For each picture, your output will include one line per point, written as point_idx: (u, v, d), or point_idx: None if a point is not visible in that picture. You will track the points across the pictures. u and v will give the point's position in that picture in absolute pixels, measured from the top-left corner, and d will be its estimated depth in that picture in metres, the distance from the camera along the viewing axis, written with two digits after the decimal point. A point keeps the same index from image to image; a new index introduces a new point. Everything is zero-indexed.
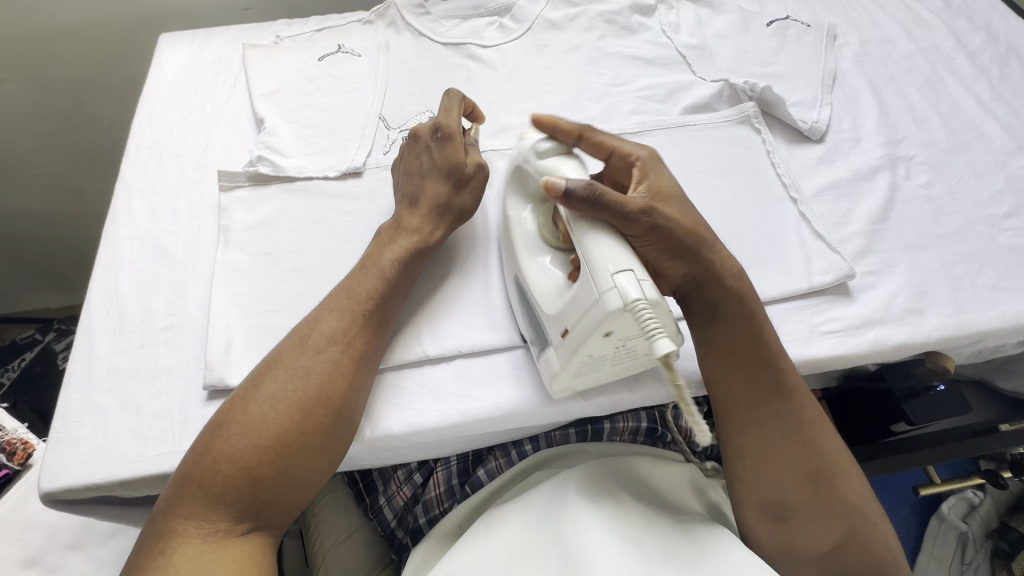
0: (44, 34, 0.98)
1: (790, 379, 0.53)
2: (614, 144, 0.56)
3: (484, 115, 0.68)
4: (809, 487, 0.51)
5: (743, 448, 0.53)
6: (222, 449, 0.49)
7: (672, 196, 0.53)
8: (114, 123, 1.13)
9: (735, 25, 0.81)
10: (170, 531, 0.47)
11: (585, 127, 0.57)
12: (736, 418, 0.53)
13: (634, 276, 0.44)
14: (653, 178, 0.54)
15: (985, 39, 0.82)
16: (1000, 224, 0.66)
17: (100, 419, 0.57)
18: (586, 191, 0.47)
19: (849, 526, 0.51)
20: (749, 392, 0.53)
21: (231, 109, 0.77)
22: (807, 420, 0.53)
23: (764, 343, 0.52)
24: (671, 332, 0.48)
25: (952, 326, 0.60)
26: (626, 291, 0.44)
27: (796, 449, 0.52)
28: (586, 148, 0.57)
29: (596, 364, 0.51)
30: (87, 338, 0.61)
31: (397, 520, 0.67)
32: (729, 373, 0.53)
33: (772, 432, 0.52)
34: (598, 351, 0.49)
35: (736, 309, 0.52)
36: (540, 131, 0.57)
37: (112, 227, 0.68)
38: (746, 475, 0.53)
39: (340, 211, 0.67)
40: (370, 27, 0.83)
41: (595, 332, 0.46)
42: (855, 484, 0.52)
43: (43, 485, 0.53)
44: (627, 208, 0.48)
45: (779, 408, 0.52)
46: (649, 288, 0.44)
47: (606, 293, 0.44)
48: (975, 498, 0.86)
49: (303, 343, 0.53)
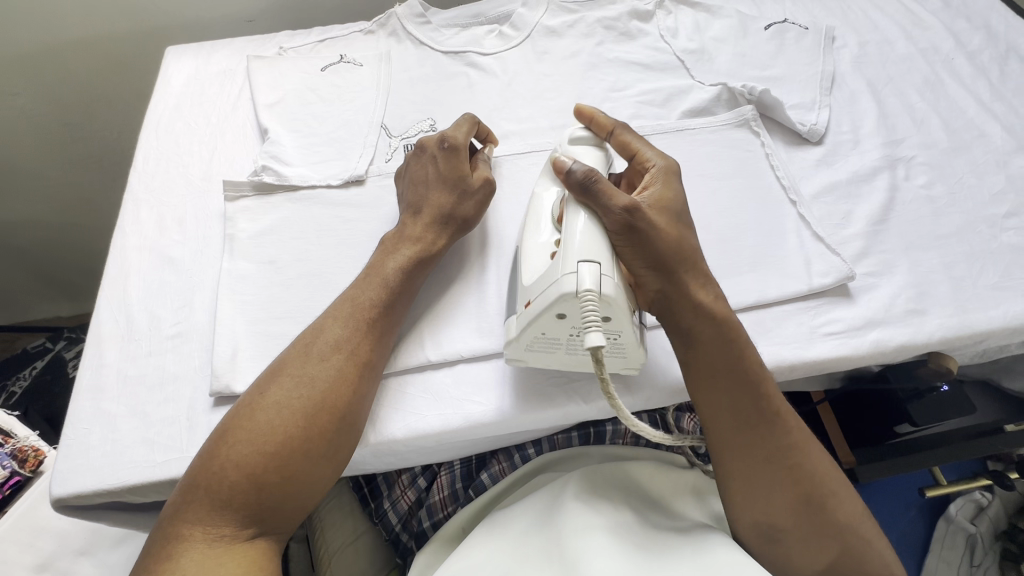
0: (52, 48, 0.99)
1: (773, 402, 0.53)
2: (637, 147, 0.59)
3: (498, 139, 0.70)
4: (799, 509, 0.51)
5: (732, 471, 0.53)
6: (228, 455, 0.50)
7: (668, 206, 0.54)
8: (122, 134, 1.16)
9: (733, 29, 0.81)
10: (178, 535, 0.47)
11: (620, 125, 0.60)
12: (721, 441, 0.53)
13: (597, 269, 0.47)
14: (659, 186, 0.55)
15: (984, 39, 0.82)
16: (1001, 224, 0.66)
17: (109, 426, 0.58)
18: (583, 176, 0.52)
19: (842, 544, 0.52)
20: (733, 417, 0.53)
21: (235, 119, 0.79)
22: (793, 443, 0.52)
23: (746, 367, 0.52)
24: (625, 336, 0.51)
25: (953, 326, 0.60)
26: (584, 279, 0.47)
27: (784, 473, 0.52)
28: (615, 146, 0.60)
29: (551, 346, 0.53)
30: (96, 346, 0.63)
31: (402, 524, 0.68)
32: (712, 397, 0.53)
33: (756, 454, 0.52)
34: (553, 331, 0.51)
35: (712, 332, 0.52)
36: (580, 121, 0.62)
37: (120, 236, 0.70)
38: (736, 498, 0.53)
39: (343, 218, 0.68)
40: (372, 37, 0.85)
41: (549, 311, 0.49)
42: (846, 504, 0.52)
43: (54, 491, 0.54)
44: (613, 202, 0.51)
45: (762, 431, 0.52)
46: (607, 283, 0.47)
47: (565, 277, 0.48)
48: (984, 499, 0.85)
49: (308, 351, 0.54)
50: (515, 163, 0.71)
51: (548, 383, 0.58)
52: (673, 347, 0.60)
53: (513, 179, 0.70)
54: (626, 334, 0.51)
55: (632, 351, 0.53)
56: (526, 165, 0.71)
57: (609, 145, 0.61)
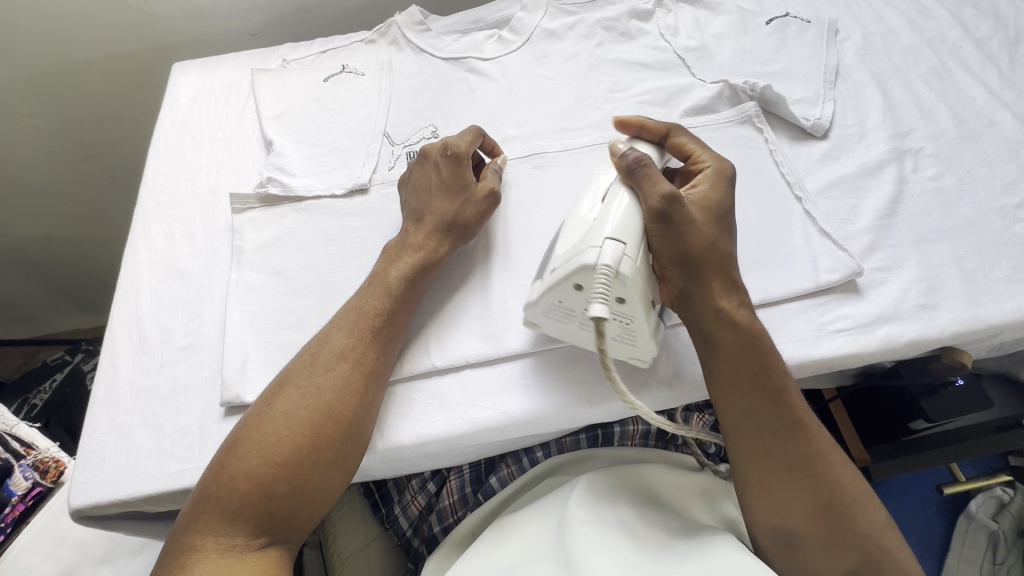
0: (64, 69, 1.02)
1: (796, 412, 0.52)
2: (693, 148, 0.59)
3: (504, 151, 0.71)
4: (819, 517, 0.51)
5: (751, 475, 0.53)
6: (238, 466, 0.50)
7: (711, 208, 0.54)
8: (133, 149, 1.18)
9: (734, 25, 0.81)
10: (191, 546, 0.48)
11: (675, 127, 0.60)
12: (741, 445, 0.53)
13: (620, 248, 0.49)
14: (706, 188, 0.56)
15: (993, 26, 0.80)
16: (1014, 215, 0.65)
17: (124, 437, 0.59)
18: (635, 160, 0.53)
19: (860, 555, 0.51)
20: (754, 422, 0.52)
21: (241, 132, 0.80)
22: (817, 454, 0.52)
23: (769, 375, 0.52)
24: (638, 323, 0.51)
25: (966, 320, 0.59)
26: (604, 254, 0.49)
27: (804, 481, 0.51)
28: (671, 148, 0.60)
29: (565, 316, 0.53)
30: (111, 359, 0.64)
31: (413, 528, 0.69)
32: (734, 401, 0.53)
33: (777, 461, 0.52)
34: (570, 302, 0.52)
35: (733, 338, 0.52)
36: (627, 129, 0.61)
37: (132, 251, 0.71)
38: (753, 503, 0.53)
39: (347, 227, 0.69)
40: (373, 46, 0.86)
41: (567, 280, 0.50)
42: (867, 513, 0.52)
43: (73, 502, 0.56)
44: (654, 190, 0.52)
45: (784, 440, 0.52)
46: (627, 263, 0.49)
47: (589, 249, 0.49)
48: (1005, 496, 0.84)
49: (314, 361, 0.55)
50: (517, 167, 0.71)
51: (555, 388, 0.58)
52: (681, 347, 0.59)
53: (514, 183, 0.70)
54: (638, 322, 0.51)
55: (642, 340, 0.52)
56: (527, 169, 0.71)
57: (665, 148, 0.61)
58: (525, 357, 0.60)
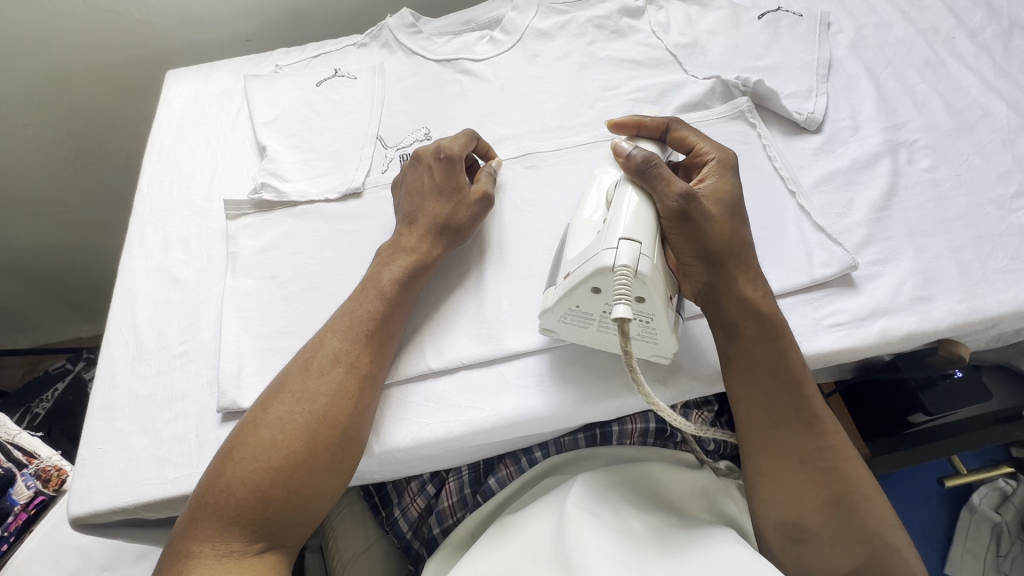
0: (58, 80, 1.02)
1: (810, 403, 0.53)
2: (694, 141, 0.59)
3: (498, 154, 0.71)
4: (828, 512, 0.51)
5: (763, 466, 0.53)
6: (234, 472, 0.51)
7: (723, 199, 0.54)
8: (131, 159, 1.19)
9: (725, 20, 0.80)
10: (187, 553, 0.49)
11: (673, 121, 0.60)
12: (755, 435, 0.53)
13: (636, 248, 0.48)
14: (715, 179, 0.56)
15: (986, 15, 0.80)
16: (1010, 205, 0.65)
17: (121, 445, 0.59)
18: (643, 160, 0.53)
19: (869, 553, 0.51)
20: (769, 414, 0.53)
21: (235, 138, 0.80)
22: (830, 447, 0.52)
23: (787, 367, 0.52)
24: (659, 320, 0.51)
25: (963, 313, 0.59)
26: (622, 256, 0.48)
27: (815, 473, 0.52)
28: (672, 142, 0.60)
29: (584, 320, 0.53)
30: (108, 367, 0.64)
31: (413, 530, 0.69)
32: (749, 393, 0.53)
33: (790, 453, 0.52)
34: (588, 305, 0.52)
35: (755, 329, 0.52)
36: (626, 129, 0.61)
37: (127, 260, 0.72)
38: (763, 496, 0.53)
39: (342, 231, 0.69)
40: (365, 49, 0.86)
41: (585, 285, 0.50)
42: (878, 510, 0.51)
43: (72, 510, 0.56)
44: (668, 188, 0.52)
45: (798, 431, 0.52)
46: (645, 262, 0.48)
47: (605, 252, 0.49)
48: (1008, 488, 0.83)
49: (309, 366, 0.55)
50: (509, 168, 0.71)
51: (551, 386, 0.58)
52: (686, 344, 0.59)
53: (506, 184, 0.70)
54: (659, 319, 0.51)
55: (664, 338, 0.52)
56: (519, 170, 0.71)
57: (666, 142, 0.61)
58: (523, 357, 0.60)
